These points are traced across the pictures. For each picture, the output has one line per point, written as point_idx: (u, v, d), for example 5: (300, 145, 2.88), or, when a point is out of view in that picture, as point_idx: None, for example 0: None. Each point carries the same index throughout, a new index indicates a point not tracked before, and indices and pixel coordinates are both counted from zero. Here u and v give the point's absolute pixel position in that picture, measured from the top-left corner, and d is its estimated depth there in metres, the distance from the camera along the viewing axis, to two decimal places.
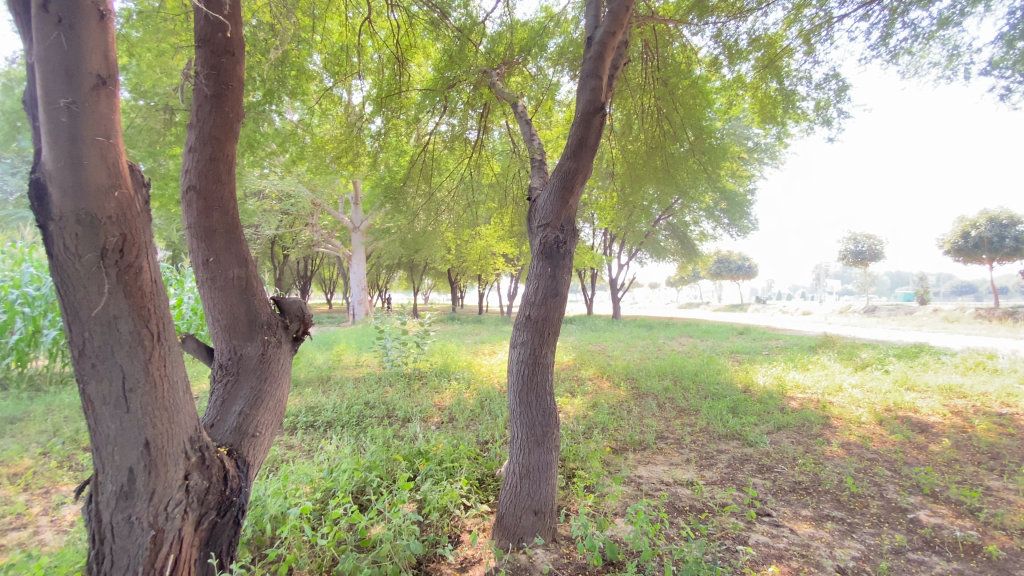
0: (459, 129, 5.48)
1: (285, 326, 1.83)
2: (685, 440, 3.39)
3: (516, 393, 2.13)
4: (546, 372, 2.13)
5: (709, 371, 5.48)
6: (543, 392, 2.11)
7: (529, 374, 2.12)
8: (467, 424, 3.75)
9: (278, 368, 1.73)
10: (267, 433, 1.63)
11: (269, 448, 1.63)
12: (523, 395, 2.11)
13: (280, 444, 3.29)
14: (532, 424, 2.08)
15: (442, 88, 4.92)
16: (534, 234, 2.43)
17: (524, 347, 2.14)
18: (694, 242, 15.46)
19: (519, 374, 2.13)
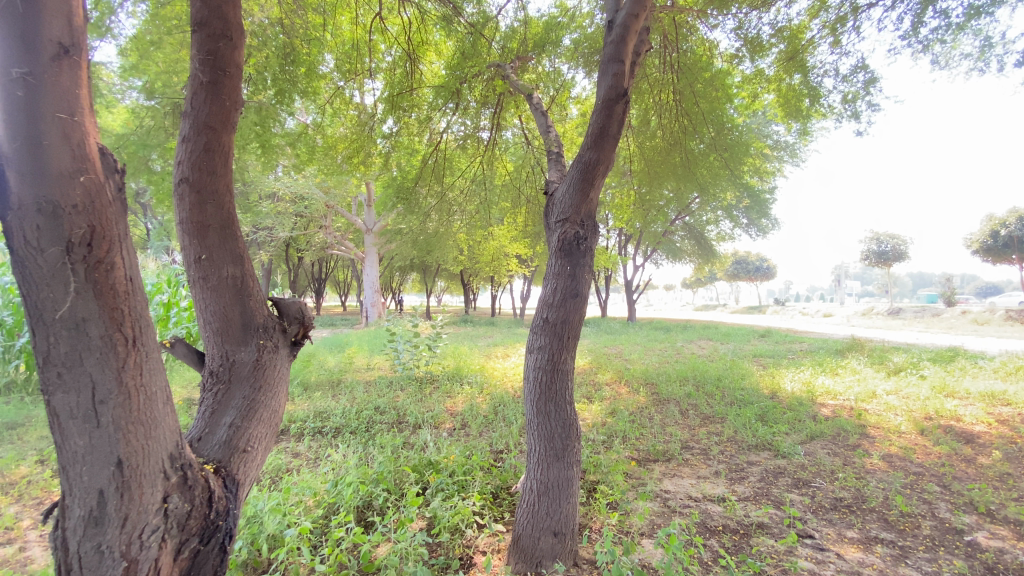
0: (472, 128, 5.35)
1: (283, 329, 1.69)
2: (713, 451, 3.19)
3: (533, 402, 1.96)
4: (565, 380, 1.96)
5: (732, 376, 5.25)
6: (562, 402, 1.93)
7: (547, 382, 1.94)
8: (480, 431, 3.59)
9: (274, 375, 1.58)
10: (260, 447, 1.48)
11: (262, 464, 1.48)
12: (541, 404, 1.93)
13: (287, 452, 3.17)
14: (551, 438, 1.90)
15: (454, 86, 4.79)
16: (552, 230, 2.26)
17: (541, 353, 1.97)
18: (712, 242, 15.14)
19: (536, 382, 1.96)
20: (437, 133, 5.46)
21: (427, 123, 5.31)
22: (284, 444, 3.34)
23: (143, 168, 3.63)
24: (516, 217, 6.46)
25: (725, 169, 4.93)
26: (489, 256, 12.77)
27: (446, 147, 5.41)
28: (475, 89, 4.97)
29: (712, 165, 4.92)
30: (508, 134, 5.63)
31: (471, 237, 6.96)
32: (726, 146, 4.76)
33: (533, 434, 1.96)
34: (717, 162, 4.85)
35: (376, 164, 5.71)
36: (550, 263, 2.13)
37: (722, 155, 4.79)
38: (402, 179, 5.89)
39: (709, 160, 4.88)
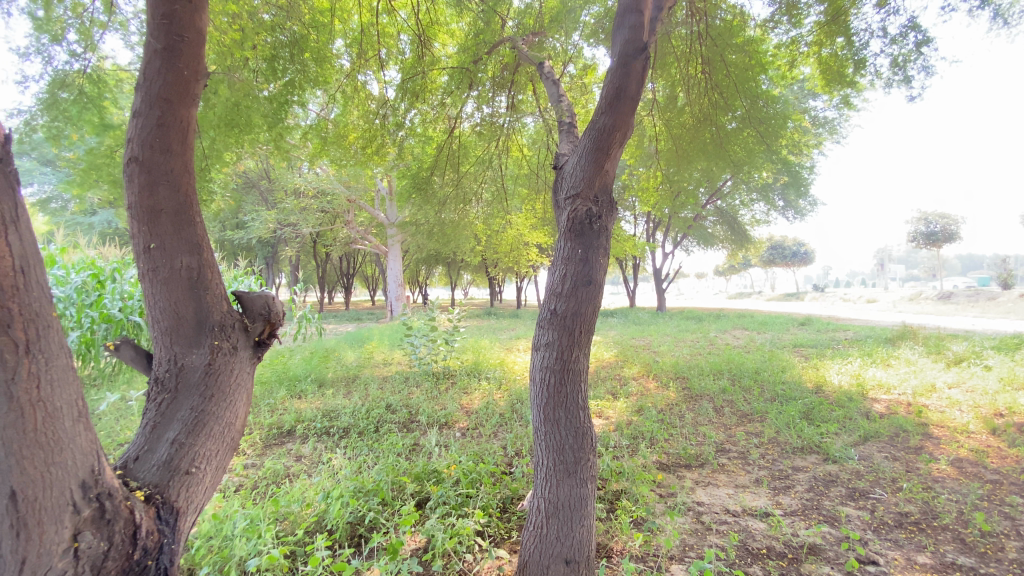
0: (488, 115, 5.07)
1: (244, 328, 1.47)
2: (752, 455, 2.87)
3: (540, 407, 1.69)
4: (576, 381, 1.68)
5: (771, 369, 4.84)
6: (573, 407, 1.66)
7: (556, 385, 1.67)
8: (494, 432, 3.35)
9: (230, 380, 1.36)
10: (209, 467, 1.26)
11: (211, 486, 1.26)
12: (549, 410, 1.66)
13: (290, 456, 3.00)
14: (561, 450, 1.63)
15: (468, 68, 4.52)
16: (562, 209, 1.97)
17: (549, 350, 1.69)
18: (745, 227, 14.46)
19: (543, 384, 1.69)
20: (451, 119, 5.22)
21: (442, 109, 5.06)
22: (289, 447, 3.17)
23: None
24: (535, 204, 6.16)
25: (760, 145, 4.50)
26: (511, 246, 12.47)
27: (460, 132, 5.14)
28: (488, 70, 4.68)
29: (746, 141, 4.51)
30: (527, 120, 5.34)
31: (489, 226, 6.70)
32: (761, 120, 4.33)
33: (541, 445, 1.69)
34: (752, 137, 4.44)
35: (390, 154, 5.51)
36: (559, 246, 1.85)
37: (758, 131, 4.37)
38: (417, 169, 5.67)
39: (742, 135, 4.47)
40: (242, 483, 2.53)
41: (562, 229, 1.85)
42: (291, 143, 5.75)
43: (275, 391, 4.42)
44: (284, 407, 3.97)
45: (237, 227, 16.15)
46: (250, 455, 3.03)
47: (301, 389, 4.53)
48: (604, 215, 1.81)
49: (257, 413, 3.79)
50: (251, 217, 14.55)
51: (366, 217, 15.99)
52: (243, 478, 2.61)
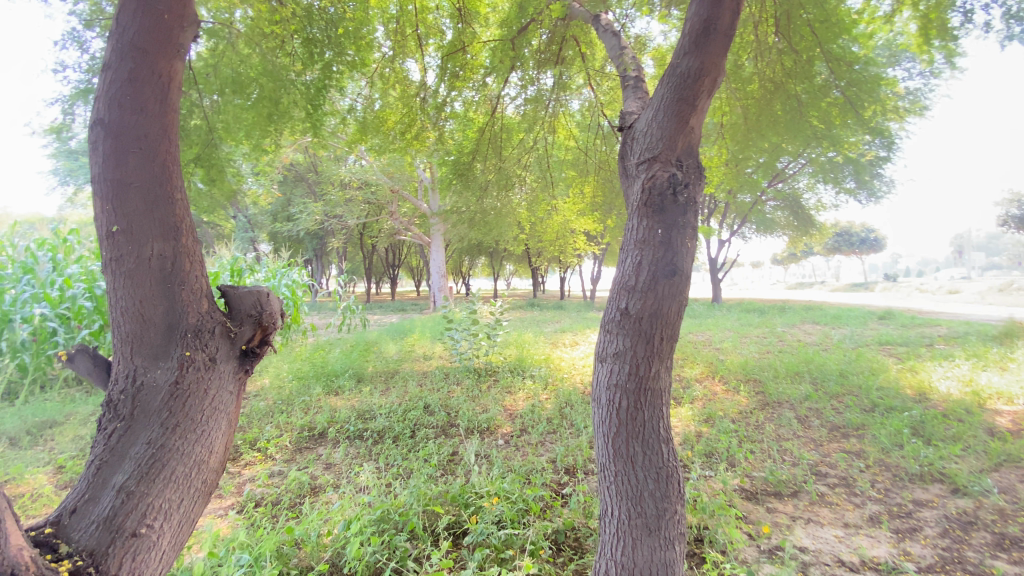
0: (534, 94, 4.66)
1: (226, 335, 1.18)
2: (857, 482, 2.37)
3: (609, 440, 1.29)
4: (656, 404, 1.27)
5: (859, 372, 4.22)
6: (653, 440, 1.25)
7: (630, 410, 1.26)
8: (542, 442, 2.96)
9: (203, 402, 1.07)
10: (167, 521, 0.96)
11: (170, 547, 0.96)
12: (620, 444, 1.27)
13: (319, 465, 2.73)
14: (639, 500, 1.23)
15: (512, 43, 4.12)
16: (631, 179, 1.54)
17: (620, 362, 1.29)
18: (810, 212, 13.35)
19: (612, 407, 1.29)
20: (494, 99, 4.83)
21: (484, 89, 4.68)
22: (320, 452, 2.92)
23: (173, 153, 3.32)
24: (582, 189, 5.69)
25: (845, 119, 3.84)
26: (555, 235, 11.98)
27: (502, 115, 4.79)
28: (534, 42, 4.27)
29: (832, 112, 3.81)
30: (572, 100, 4.95)
31: (533, 213, 6.29)
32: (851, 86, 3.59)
33: (609, 490, 1.30)
34: (839, 110, 3.75)
35: (430, 140, 5.20)
36: (627, 224, 1.44)
37: (846, 104, 3.68)
38: (458, 154, 5.38)
39: (827, 104, 3.77)
40: (265, 499, 2.28)
41: (632, 203, 1.44)
42: (329, 129, 5.53)
43: (311, 387, 4.22)
44: (319, 405, 3.74)
45: (286, 219, 16.44)
46: (279, 462, 2.78)
47: (339, 385, 4.30)
48: (689, 184, 1.39)
49: (291, 411, 3.57)
50: (298, 210, 14.73)
51: (408, 208, 15.85)
52: (266, 491, 2.37)
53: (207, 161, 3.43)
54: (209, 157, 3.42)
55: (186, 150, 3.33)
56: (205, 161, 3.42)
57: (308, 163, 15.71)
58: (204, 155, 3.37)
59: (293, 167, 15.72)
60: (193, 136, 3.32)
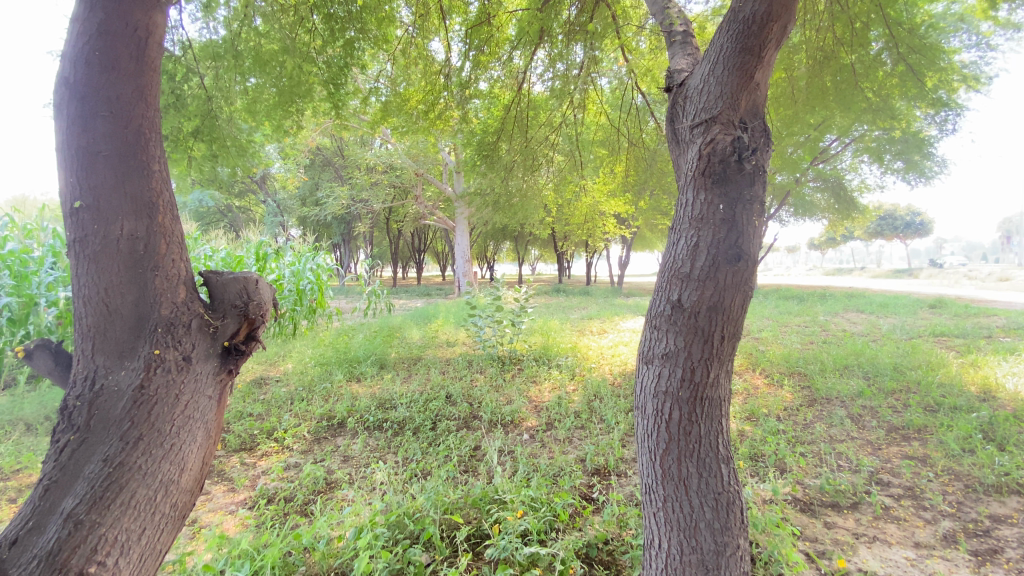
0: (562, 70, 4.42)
1: (203, 329, 1.22)
2: (925, 493, 2.11)
3: (657, 456, 1.11)
4: (715, 417, 1.08)
5: (915, 366, 3.88)
6: (710, 460, 1.06)
7: (685, 422, 1.07)
8: (570, 439, 2.77)
9: (168, 411, 1.10)
10: (123, 550, 0.98)
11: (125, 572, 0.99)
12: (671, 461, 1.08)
13: (337, 457, 2.59)
14: (693, 530, 1.05)
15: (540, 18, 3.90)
16: (684, 147, 1.31)
17: (671, 363, 1.09)
18: (853, 194, 12.63)
19: (660, 417, 1.10)
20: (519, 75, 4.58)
21: (509, 66, 4.45)
22: (339, 442, 2.79)
23: (178, 126, 3.21)
24: (615, 167, 5.42)
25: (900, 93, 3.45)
26: (583, 218, 11.65)
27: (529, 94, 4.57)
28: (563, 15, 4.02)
29: (886, 84, 3.43)
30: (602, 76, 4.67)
31: (560, 196, 6.03)
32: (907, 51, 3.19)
33: (656, 515, 1.12)
34: (896, 81, 3.37)
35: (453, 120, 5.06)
36: (681, 197, 1.22)
37: (905, 76, 3.30)
38: (482, 134, 5.17)
39: (883, 74, 3.39)
40: (278, 495, 2.16)
41: (686, 173, 1.21)
42: (351, 110, 5.38)
43: (333, 372, 4.12)
44: (341, 391, 3.62)
45: (313, 203, 16.53)
46: (296, 452, 2.66)
47: (360, 371, 4.19)
48: (758, 147, 1.16)
49: (311, 398, 3.46)
50: (325, 194, 14.77)
51: (433, 191, 15.69)
52: (279, 486, 2.25)
53: (208, 134, 3.32)
54: (209, 129, 3.31)
55: (185, 122, 3.20)
56: (205, 134, 3.31)
57: (334, 146, 15.71)
58: (206, 126, 3.27)
59: (319, 151, 15.75)
60: (189, 106, 3.18)
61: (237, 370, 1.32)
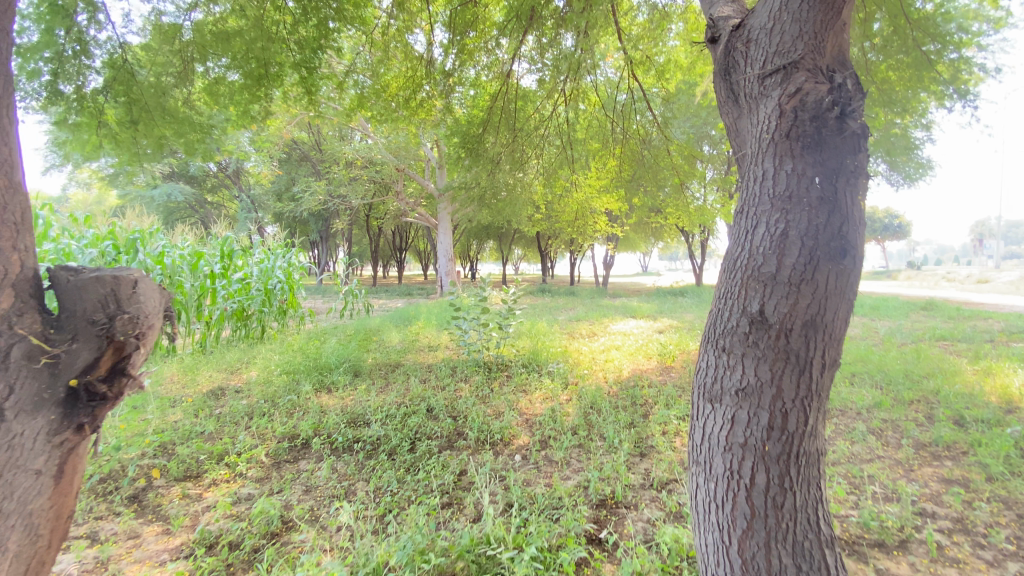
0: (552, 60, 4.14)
1: (30, 368, 1.13)
2: (983, 530, 1.84)
3: (750, 463, 1.12)
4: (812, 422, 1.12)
5: (927, 374, 3.67)
6: (805, 465, 1.11)
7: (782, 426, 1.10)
8: (568, 461, 2.45)
9: None
10: None
11: None
12: (771, 465, 1.10)
13: (298, 488, 2.21)
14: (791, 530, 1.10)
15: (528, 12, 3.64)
16: (759, 110, 1.20)
17: (769, 368, 1.09)
18: None
19: (753, 422, 1.12)
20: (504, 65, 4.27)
21: (495, 62, 4.18)
22: (302, 467, 2.41)
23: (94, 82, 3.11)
24: (609, 159, 5.15)
25: (906, 87, 3.21)
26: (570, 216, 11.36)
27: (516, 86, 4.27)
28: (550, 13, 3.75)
29: (889, 78, 3.19)
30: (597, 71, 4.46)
31: (549, 192, 5.73)
32: (895, 52, 2.99)
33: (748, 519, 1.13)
34: (903, 73, 3.13)
35: (435, 109, 4.76)
36: (760, 159, 1.19)
37: (912, 70, 3.05)
38: (468, 126, 4.84)
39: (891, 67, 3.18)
40: (221, 541, 1.79)
41: (764, 129, 1.18)
42: (325, 96, 4.99)
43: (300, 381, 3.71)
44: (308, 404, 3.22)
45: (289, 199, 15.90)
46: (250, 482, 2.27)
47: (332, 380, 3.79)
48: (856, 91, 1.08)
49: (274, 412, 3.06)
50: (302, 189, 14.19)
51: (413, 188, 15.20)
52: (224, 528, 1.88)
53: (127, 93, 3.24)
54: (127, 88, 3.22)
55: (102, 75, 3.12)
56: (124, 92, 3.23)
57: (312, 140, 15.14)
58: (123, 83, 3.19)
59: (296, 145, 15.16)
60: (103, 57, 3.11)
61: (94, 415, 1.24)
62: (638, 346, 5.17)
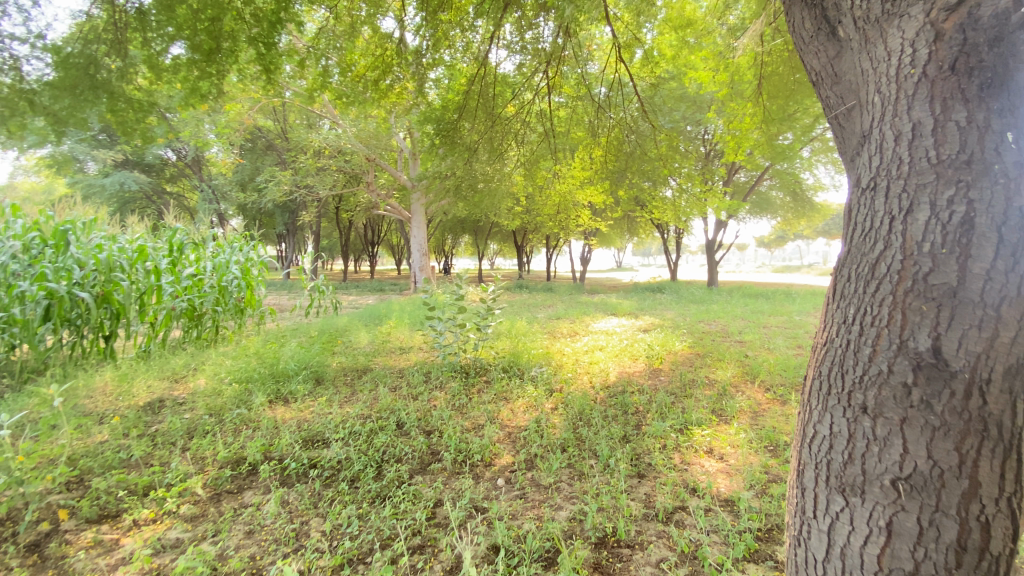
0: (532, 41, 3.82)
1: None
2: None
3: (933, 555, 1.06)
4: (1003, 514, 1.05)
5: None
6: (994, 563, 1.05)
7: (972, 521, 1.04)
8: (558, 487, 2.15)
9: None
10: None
11: None
12: (960, 561, 1.04)
13: (239, 529, 1.84)
14: None
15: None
16: (903, 47, 1.18)
17: (958, 440, 1.04)
18: (809, 192, 13.20)
19: (936, 509, 1.06)
20: (478, 46, 3.91)
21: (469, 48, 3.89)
22: (246, 501, 2.04)
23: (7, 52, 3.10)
24: (593, 149, 4.86)
25: None
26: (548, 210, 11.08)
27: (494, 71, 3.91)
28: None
29: None
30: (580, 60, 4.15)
31: (529, 183, 5.43)
32: None
33: None
34: None
35: (406, 93, 4.39)
36: (910, 99, 1.16)
37: None
38: (441, 113, 4.49)
39: None
40: None
41: (907, 51, 1.17)
42: (286, 75, 4.56)
43: (253, 392, 3.29)
44: (259, 420, 2.83)
45: (254, 190, 15.13)
46: (181, 522, 1.89)
47: (290, 390, 3.40)
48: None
49: (217, 431, 2.66)
50: (266, 179, 13.49)
51: (385, 180, 14.63)
52: None
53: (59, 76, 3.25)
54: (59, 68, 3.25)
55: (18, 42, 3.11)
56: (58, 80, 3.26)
57: (277, 128, 14.44)
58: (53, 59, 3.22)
59: (260, 133, 14.43)
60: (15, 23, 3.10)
61: None
62: (623, 347, 4.92)
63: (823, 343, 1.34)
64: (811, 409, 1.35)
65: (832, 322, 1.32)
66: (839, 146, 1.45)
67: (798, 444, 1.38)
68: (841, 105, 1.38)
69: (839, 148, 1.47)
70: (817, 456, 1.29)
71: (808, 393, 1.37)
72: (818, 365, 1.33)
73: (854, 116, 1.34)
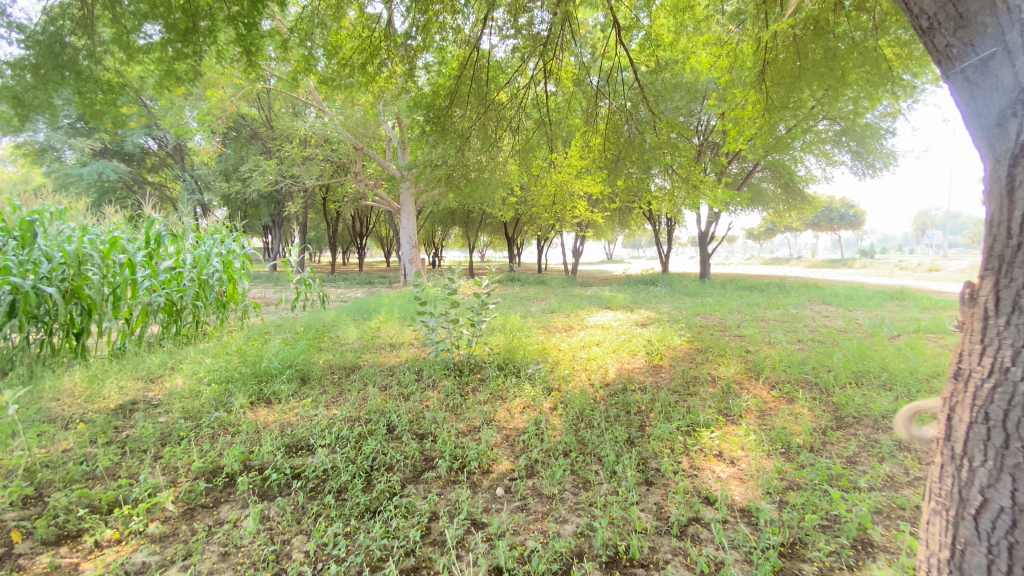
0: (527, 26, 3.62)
1: None
2: None
3: None
4: None
5: (933, 373, 3.45)
6: None
7: None
8: (562, 497, 1.99)
9: None
10: None
11: None
12: None
13: (214, 550, 1.66)
14: None
15: None
16: None
17: None
18: (801, 183, 13.18)
19: None
20: (468, 31, 3.71)
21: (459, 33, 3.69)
22: (223, 517, 1.86)
23: None
24: (591, 137, 4.69)
25: None
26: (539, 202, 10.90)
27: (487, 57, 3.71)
28: None
29: None
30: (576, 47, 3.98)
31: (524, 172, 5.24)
32: None
33: None
34: None
35: (395, 77, 4.16)
36: None
37: None
38: (432, 99, 4.28)
39: None
40: None
41: None
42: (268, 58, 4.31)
43: (233, 393, 3.09)
44: (239, 424, 2.63)
45: (238, 180, 14.74)
46: (148, 542, 1.71)
47: (274, 391, 3.21)
48: None
49: (193, 437, 2.46)
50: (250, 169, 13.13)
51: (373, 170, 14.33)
52: None
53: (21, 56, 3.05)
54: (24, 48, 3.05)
55: None
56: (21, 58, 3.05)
57: (262, 116, 14.05)
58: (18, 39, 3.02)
59: (244, 121, 14.02)
60: None
61: None
62: (620, 341, 4.79)
63: (988, 380, 1.15)
64: (975, 467, 1.16)
65: (1000, 352, 1.13)
66: (969, 113, 1.29)
67: (955, 514, 1.19)
68: (973, 54, 1.24)
69: (968, 115, 1.30)
70: (989, 536, 1.09)
71: (967, 445, 1.18)
72: (984, 408, 1.15)
73: (997, 64, 1.18)
